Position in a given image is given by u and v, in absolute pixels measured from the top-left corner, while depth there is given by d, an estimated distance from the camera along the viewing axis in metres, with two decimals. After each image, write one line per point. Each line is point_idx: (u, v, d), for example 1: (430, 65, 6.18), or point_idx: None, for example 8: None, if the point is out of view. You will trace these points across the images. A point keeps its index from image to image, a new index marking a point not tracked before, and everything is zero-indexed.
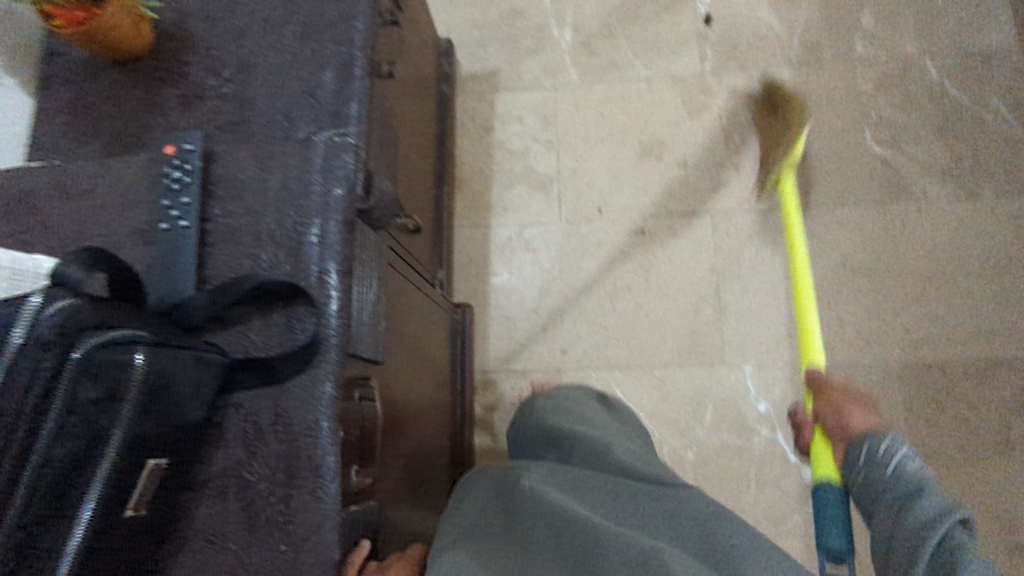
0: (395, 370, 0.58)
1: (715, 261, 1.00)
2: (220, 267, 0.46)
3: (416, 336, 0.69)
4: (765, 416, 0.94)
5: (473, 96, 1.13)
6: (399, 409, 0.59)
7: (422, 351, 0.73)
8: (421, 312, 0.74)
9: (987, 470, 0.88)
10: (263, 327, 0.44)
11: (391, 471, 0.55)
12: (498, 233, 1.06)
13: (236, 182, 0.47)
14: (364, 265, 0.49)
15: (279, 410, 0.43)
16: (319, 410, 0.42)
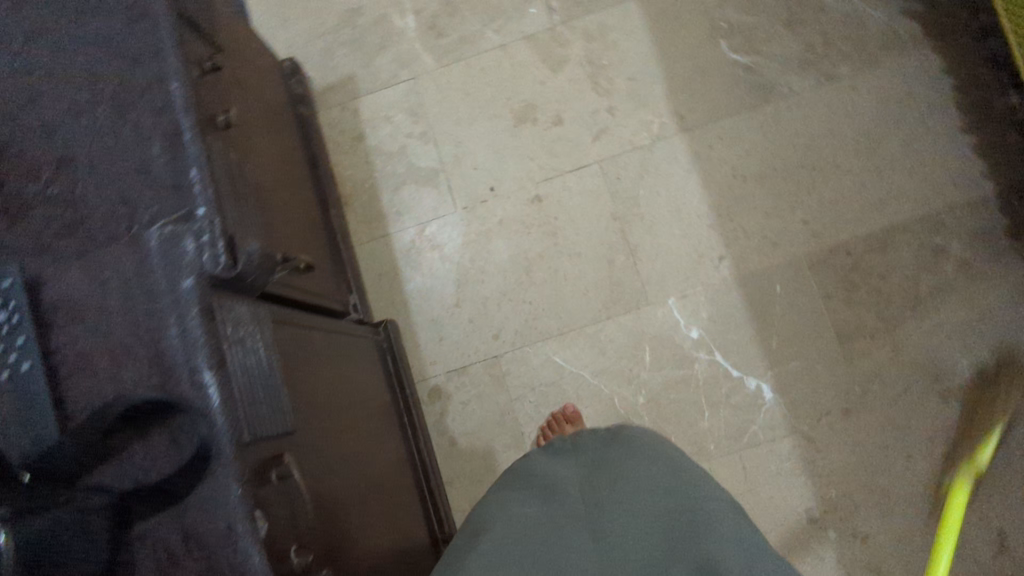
0: (315, 424, 0.58)
1: (615, 207, 1.01)
2: (86, 396, 0.43)
3: (334, 380, 0.68)
4: (700, 342, 0.96)
5: (335, 108, 1.09)
6: (332, 459, 0.59)
7: (346, 391, 0.72)
8: (334, 352, 0.73)
9: (907, 329, 0.94)
10: (146, 449, 0.41)
11: (338, 525, 0.55)
12: (399, 239, 1.04)
13: (73, 303, 0.44)
14: (244, 343, 0.47)
15: (189, 530, 0.40)
16: (231, 515, 0.40)
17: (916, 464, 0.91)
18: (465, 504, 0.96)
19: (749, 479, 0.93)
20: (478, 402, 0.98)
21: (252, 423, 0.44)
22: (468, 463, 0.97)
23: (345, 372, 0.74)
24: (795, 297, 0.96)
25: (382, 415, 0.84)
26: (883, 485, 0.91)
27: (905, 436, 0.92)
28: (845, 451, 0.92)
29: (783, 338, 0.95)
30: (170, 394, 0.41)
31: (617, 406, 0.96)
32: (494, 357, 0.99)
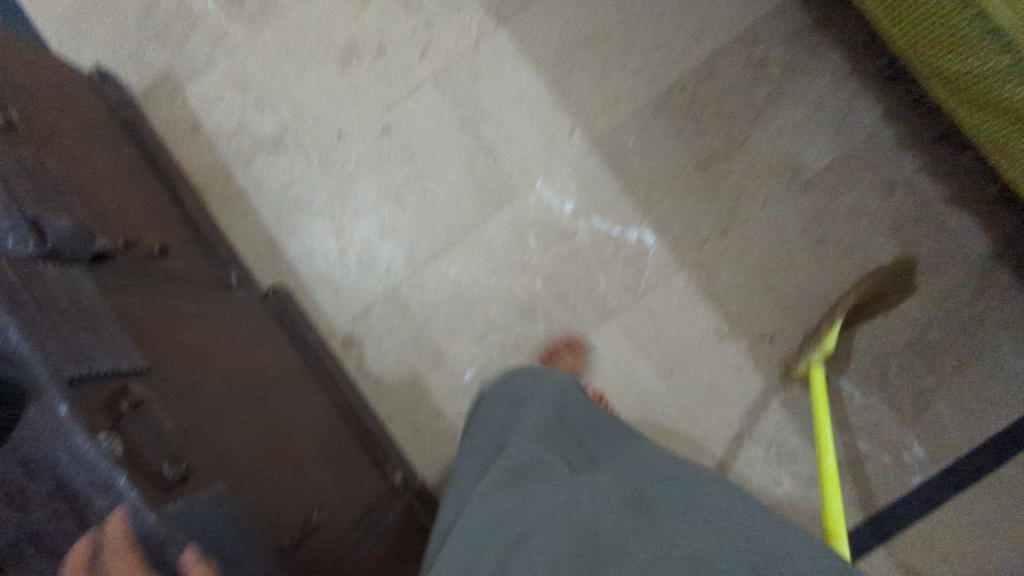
0: (191, 364, 0.61)
1: (461, 114, 1.03)
2: None
3: (212, 340, 0.70)
4: (575, 213, 1.00)
5: (163, 105, 1.07)
6: (223, 393, 0.63)
7: (234, 350, 0.73)
8: (209, 318, 0.74)
9: (756, 139, 0.98)
10: None
11: (238, 441, 0.59)
12: (266, 209, 1.04)
13: None
14: (58, 294, 0.48)
15: (28, 459, 0.43)
16: (66, 435, 0.42)
17: (798, 257, 0.97)
18: (408, 432, 1.00)
19: (656, 320, 0.98)
20: (390, 336, 1.02)
21: (85, 360, 0.46)
22: (399, 395, 1.00)
23: (229, 334, 0.75)
24: (648, 143, 1.00)
25: (291, 371, 0.86)
26: (774, 286, 0.97)
27: (779, 235, 0.97)
28: (732, 266, 0.98)
29: (649, 185, 0.99)
30: None
31: (519, 296, 1.00)
32: (392, 290, 1.02)
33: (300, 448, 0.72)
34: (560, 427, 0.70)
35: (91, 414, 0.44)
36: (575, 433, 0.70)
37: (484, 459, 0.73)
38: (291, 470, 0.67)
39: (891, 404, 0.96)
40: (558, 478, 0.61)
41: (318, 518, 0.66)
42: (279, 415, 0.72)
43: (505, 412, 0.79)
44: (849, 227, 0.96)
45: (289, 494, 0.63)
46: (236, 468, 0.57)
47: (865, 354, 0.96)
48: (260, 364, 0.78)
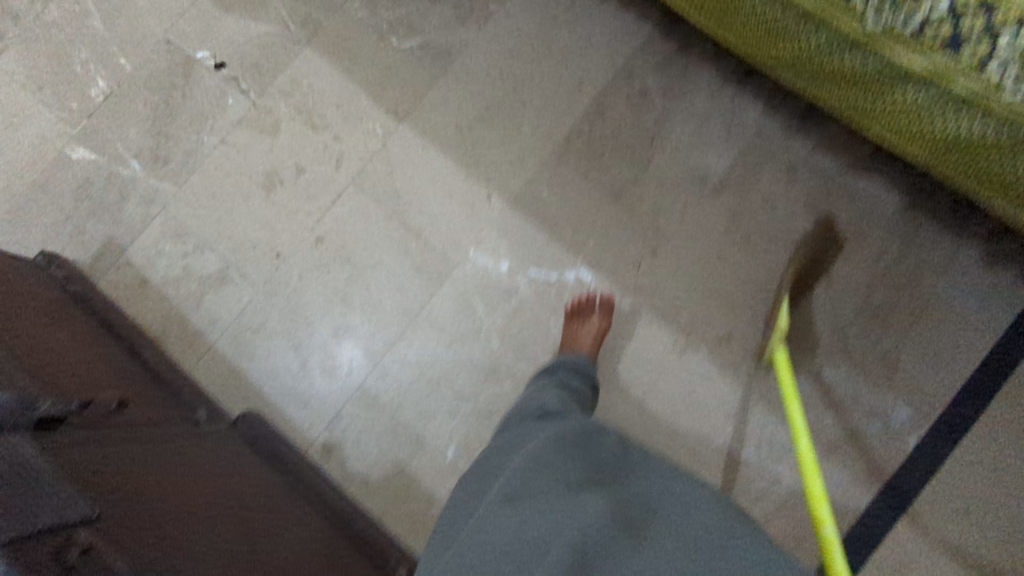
0: (154, 496, 0.63)
1: (385, 208, 1.09)
2: None
3: (181, 470, 0.72)
4: (512, 270, 1.04)
5: (110, 271, 1.12)
6: (194, 517, 0.65)
7: (206, 476, 0.75)
8: (175, 452, 0.76)
9: (658, 160, 1.04)
10: None
11: (212, 560, 0.61)
12: (224, 342, 1.08)
13: None
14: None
15: None
16: None
17: (729, 256, 1.00)
18: (404, 524, 0.99)
19: (614, 350, 1.00)
20: (367, 433, 1.03)
21: (30, 519, 0.48)
22: (387, 489, 1.00)
23: (199, 464, 0.77)
24: (561, 189, 1.05)
25: (272, 487, 0.87)
26: (715, 289, 1.00)
27: (706, 241, 1.01)
28: (671, 281, 1.01)
29: (573, 227, 1.04)
30: None
31: (479, 362, 1.02)
32: (359, 388, 1.04)
33: (288, 555, 0.72)
34: (564, 451, 0.64)
35: (40, 568, 0.46)
36: (581, 450, 0.65)
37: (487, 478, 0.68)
38: (280, 573, 0.68)
39: (863, 372, 0.96)
40: (546, 484, 0.60)
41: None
42: (260, 527, 0.73)
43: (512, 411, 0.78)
44: (766, 216, 1.00)
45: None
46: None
47: (821, 331, 0.97)
48: (237, 485, 0.79)
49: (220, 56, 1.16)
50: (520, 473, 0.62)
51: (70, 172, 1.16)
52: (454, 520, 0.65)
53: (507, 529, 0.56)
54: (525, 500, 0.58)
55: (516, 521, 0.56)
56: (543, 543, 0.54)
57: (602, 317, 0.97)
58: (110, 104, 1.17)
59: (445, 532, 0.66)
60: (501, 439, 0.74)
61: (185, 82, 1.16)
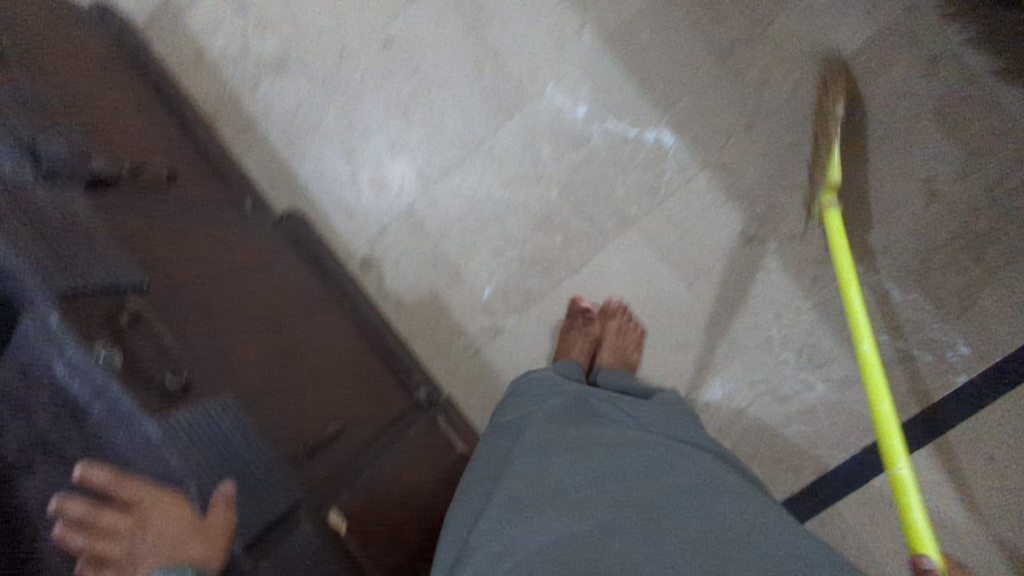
0: (200, 275, 0.62)
1: (464, 20, 0.98)
2: None
3: (228, 260, 0.71)
4: (588, 117, 0.95)
5: (167, 34, 1.06)
6: (238, 302, 0.64)
7: (251, 270, 0.74)
8: (222, 239, 0.75)
9: (782, 20, 0.90)
10: None
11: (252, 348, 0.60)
12: (276, 133, 1.04)
13: None
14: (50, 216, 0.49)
15: (23, 369, 0.45)
16: (60, 345, 0.44)
17: (830, 147, 0.90)
18: (431, 349, 1.01)
19: (677, 226, 0.94)
20: (408, 256, 1.01)
21: (80, 275, 0.47)
22: (420, 314, 1.01)
23: (247, 258, 0.77)
24: (663, 35, 0.93)
25: (311, 290, 0.87)
26: (804, 180, 0.91)
27: (809, 126, 0.90)
28: (759, 162, 0.92)
29: (665, 82, 0.93)
30: None
31: (533, 209, 0.98)
32: (406, 210, 1.01)
33: (325, 363, 0.73)
34: (565, 432, 0.65)
35: (90, 334, 0.45)
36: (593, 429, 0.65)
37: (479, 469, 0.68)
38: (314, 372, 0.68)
39: (936, 302, 0.89)
40: (569, 466, 0.60)
41: (345, 422, 0.66)
42: (298, 327, 0.74)
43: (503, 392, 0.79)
44: (886, 111, 0.88)
45: (314, 402, 0.64)
46: (251, 374, 0.58)
47: (907, 249, 0.89)
48: (280, 283, 0.80)
49: None
50: (533, 457, 0.62)
51: None
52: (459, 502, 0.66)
53: (536, 508, 0.57)
54: (546, 482, 0.59)
55: (546, 504, 0.57)
56: (572, 525, 0.54)
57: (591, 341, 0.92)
58: None
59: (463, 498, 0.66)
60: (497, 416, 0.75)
61: None
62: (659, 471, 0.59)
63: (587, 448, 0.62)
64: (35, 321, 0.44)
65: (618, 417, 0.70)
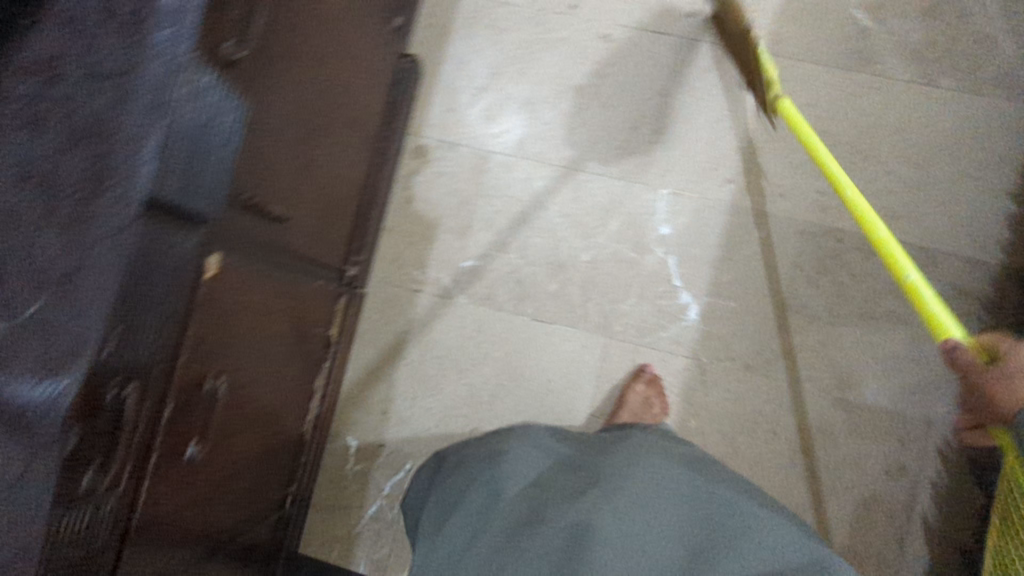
0: (314, 18, 0.62)
1: (668, 84, 1.01)
2: None
3: (339, 36, 0.71)
4: (664, 238, 0.98)
5: None
6: (313, 68, 0.66)
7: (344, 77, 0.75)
8: (355, 20, 0.75)
9: (843, 331, 0.95)
10: None
11: (284, 107, 0.61)
12: (468, 3, 1.05)
13: None
14: None
15: None
16: None
17: (775, 441, 0.94)
18: (391, 253, 1.03)
19: (649, 368, 0.97)
20: (451, 180, 1.03)
21: None
22: (412, 222, 1.03)
23: (353, 52, 0.77)
24: (769, 248, 0.97)
25: (369, 122, 0.89)
26: (738, 443, 0.95)
27: (782, 417, 0.95)
28: (725, 397, 0.95)
29: (735, 277, 0.97)
30: None
31: (561, 251, 1.00)
32: (485, 152, 1.03)
33: (307, 182, 0.74)
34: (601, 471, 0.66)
35: None
36: (606, 464, 0.68)
37: (544, 469, 0.69)
38: (302, 170, 0.71)
39: None
40: (546, 506, 0.62)
41: (277, 222, 0.68)
42: (327, 131, 0.76)
43: (630, 431, 0.80)
44: (835, 462, 0.93)
45: (269, 194, 0.64)
46: (267, 120, 0.58)
47: None
48: (354, 99, 0.81)
49: None
50: (547, 477, 0.67)
51: None
52: (512, 463, 0.70)
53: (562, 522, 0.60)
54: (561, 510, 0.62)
55: (508, 517, 0.63)
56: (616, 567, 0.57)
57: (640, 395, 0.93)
58: None
59: (456, 477, 0.73)
60: (602, 450, 0.73)
61: None
62: (624, 452, 0.72)
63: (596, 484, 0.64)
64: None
65: (680, 458, 0.71)
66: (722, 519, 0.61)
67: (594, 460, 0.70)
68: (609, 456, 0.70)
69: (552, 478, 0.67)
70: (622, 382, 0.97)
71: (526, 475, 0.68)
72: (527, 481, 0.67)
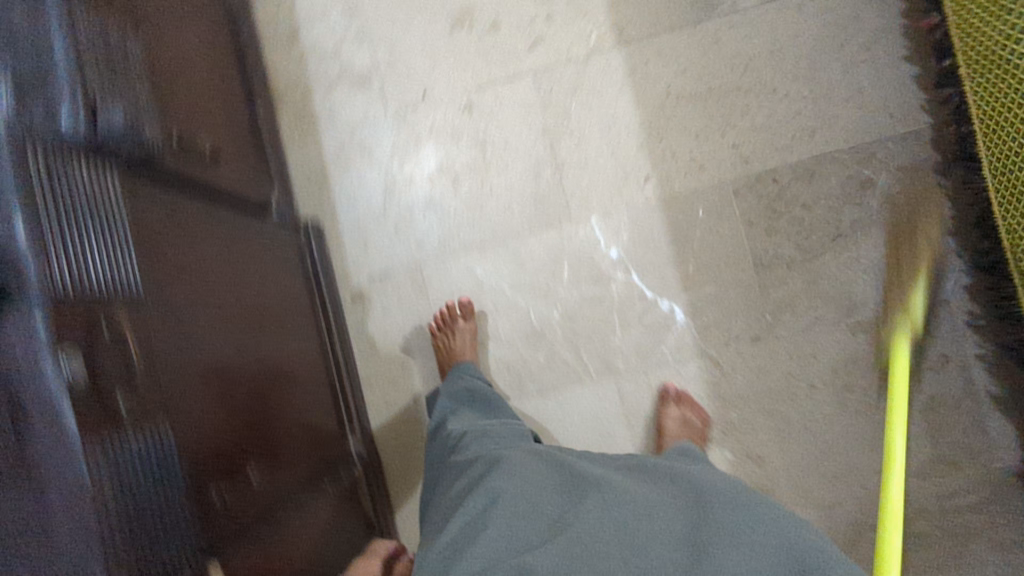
0: (184, 287, 0.61)
1: (546, 120, 0.99)
2: None
3: (217, 265, 0.70)
4: (618, 261, 0.96)
5: (272, 5, 1.05)
6: (211, 326, 0.64)
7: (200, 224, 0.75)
8: (225, 239, 0.75)
9: (826, 259, 0.93)
10: None
11: (203, 385, 0.59)
12: (329, 141, 1.02)
13: None
14: (77, 213, 0.48)
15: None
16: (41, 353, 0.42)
17: (817, 393, 0.93)
18: (379, 403, 1.00)
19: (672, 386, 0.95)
20: (399, 308, 1.00)
21: (86, 275, 0.47)
22: (384, 365, 1.00)
23: (240, 264, 0.76)
24: (716, 220, 0.95)
25: (295, 307, 0.87)
26: (784, 412, 0.93)
27: (810, 367, 0.93)
28: (750, 376, 0.94)
29: (701, 263, 0.95)
30: None
31: (531, 321, 0.98)
32: (416, 265, 1.00)
33: (269, 402, 0.73)
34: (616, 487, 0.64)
35: (72, 334, 0.44)
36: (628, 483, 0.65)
37: (556, 476, 0.67)
38: (258, 411, 0.69)
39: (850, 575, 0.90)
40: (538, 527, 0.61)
41: (260, 476, 0.66)
42: (262, 355, 0.74)
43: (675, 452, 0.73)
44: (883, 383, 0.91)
45: (234, 445, 0.62)
46: (193, 411, 0.56)
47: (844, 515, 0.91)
48: (268, 305, 0.80)
49: None
50: (553, 487, 0.66)
51: None
52: (522, 467, 0.68)
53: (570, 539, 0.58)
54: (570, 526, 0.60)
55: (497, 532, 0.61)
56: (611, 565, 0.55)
57: (676, 417, 0.92)
58: None
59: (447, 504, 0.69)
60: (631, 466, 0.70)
61: None
62: (632, 467, 0.70)
63: (598, 489, 0.63)
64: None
65: (713, 476, 0.66)
66: (717, 508, 0.60)
67: (614, 474, 0.67)
68: (608, 468, 0.69)
69: (559, 488, 0.65)
70: (654, 410, 0.95)
71: (524, 483, 0.66)
72: (528, 495, 0.64)
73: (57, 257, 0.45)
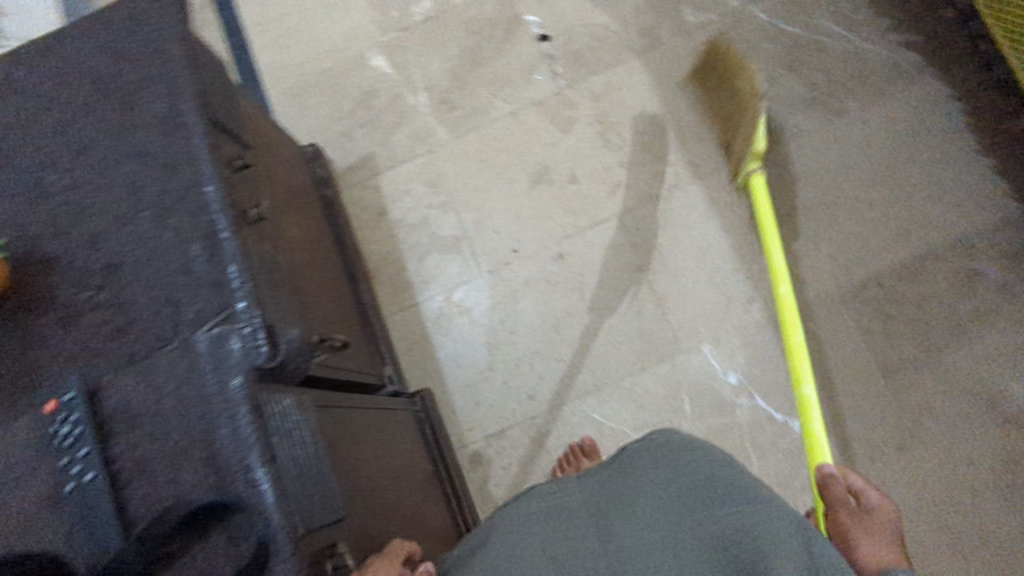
0: (369, 481, 0.61)
1: (638, 257, 1.02)
2: (174, 486, 0.46)
3: (379, 452, 0.68)
4: (739, 386, 0.95)
5: (358, 187, 1.12)
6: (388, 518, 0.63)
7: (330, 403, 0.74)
8: (375, 429, 0.71)
9: (952, 354, 0.92)
10: (204, 550, 0.45)
11: None
12: (428, 307, 1.05)
13: (127, 410, 0.49)
14: (293, 451, 0.47)
15: None
16: None
17: (983, 498, 0.87)
18: None
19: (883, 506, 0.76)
20: (520, 467, 0.97)
21: (312, 515, 0.46)
22: None
23: (391, 439, 0.75)
24: (830, 332, 0.95)
25: (432, 479, 0.86)
26: (954, 525, 0.87)
27: (967, 469, 0.88)
28: (905, 489, 0.89)
29: (823, 375, 0.94)
30: (226, 494, 0.45)
31: None
32: (531, 419, 0.98)
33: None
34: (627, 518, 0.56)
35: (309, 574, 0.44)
36: (632, 507, 0.57)
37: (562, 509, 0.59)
38: None
39: None
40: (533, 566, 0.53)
41: None
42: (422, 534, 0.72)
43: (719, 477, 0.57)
44: None
45: None
46: None
47: None
48: (416, 480, 0.78)
49: (549, 30, 1.14)
50: (549, 521, 0.58)
51: (365, 76, 1.17)
52: (520, 511, 0.60)
53: None
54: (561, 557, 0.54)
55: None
56: None
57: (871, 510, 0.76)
58: (426, 30, 1.18)
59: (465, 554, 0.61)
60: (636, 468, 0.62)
61: (506, 42, 1.15)
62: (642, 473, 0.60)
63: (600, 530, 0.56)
64: (233, 435, 0.46)
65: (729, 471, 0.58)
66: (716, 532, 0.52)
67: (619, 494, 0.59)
68: (664, 481, 0.58)
69: (562, 523, 0.57)
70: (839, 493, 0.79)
71: (525, 527, 0.57)
72: (524, 533, 0.57)
73: (293, 499, 0.45)
